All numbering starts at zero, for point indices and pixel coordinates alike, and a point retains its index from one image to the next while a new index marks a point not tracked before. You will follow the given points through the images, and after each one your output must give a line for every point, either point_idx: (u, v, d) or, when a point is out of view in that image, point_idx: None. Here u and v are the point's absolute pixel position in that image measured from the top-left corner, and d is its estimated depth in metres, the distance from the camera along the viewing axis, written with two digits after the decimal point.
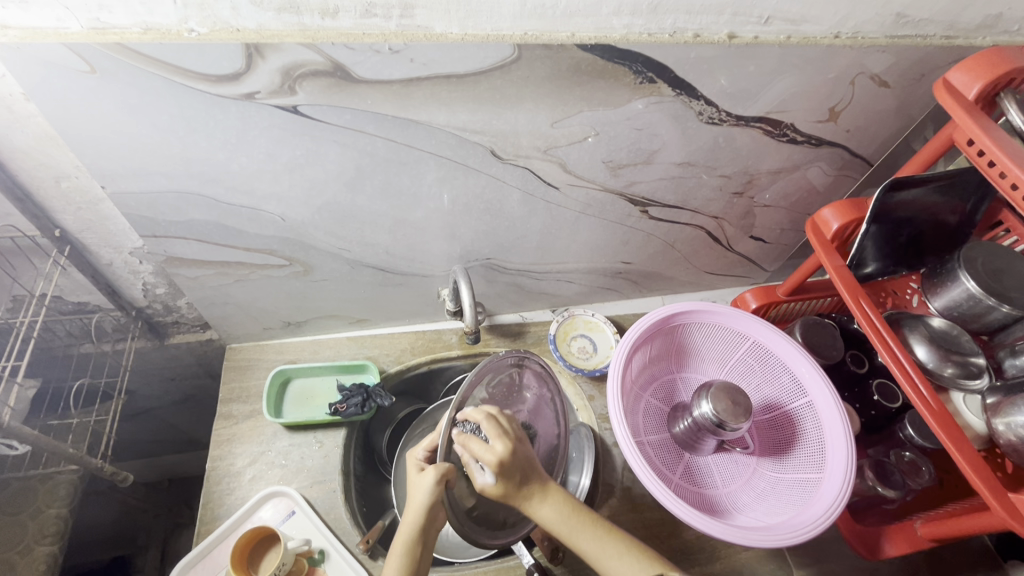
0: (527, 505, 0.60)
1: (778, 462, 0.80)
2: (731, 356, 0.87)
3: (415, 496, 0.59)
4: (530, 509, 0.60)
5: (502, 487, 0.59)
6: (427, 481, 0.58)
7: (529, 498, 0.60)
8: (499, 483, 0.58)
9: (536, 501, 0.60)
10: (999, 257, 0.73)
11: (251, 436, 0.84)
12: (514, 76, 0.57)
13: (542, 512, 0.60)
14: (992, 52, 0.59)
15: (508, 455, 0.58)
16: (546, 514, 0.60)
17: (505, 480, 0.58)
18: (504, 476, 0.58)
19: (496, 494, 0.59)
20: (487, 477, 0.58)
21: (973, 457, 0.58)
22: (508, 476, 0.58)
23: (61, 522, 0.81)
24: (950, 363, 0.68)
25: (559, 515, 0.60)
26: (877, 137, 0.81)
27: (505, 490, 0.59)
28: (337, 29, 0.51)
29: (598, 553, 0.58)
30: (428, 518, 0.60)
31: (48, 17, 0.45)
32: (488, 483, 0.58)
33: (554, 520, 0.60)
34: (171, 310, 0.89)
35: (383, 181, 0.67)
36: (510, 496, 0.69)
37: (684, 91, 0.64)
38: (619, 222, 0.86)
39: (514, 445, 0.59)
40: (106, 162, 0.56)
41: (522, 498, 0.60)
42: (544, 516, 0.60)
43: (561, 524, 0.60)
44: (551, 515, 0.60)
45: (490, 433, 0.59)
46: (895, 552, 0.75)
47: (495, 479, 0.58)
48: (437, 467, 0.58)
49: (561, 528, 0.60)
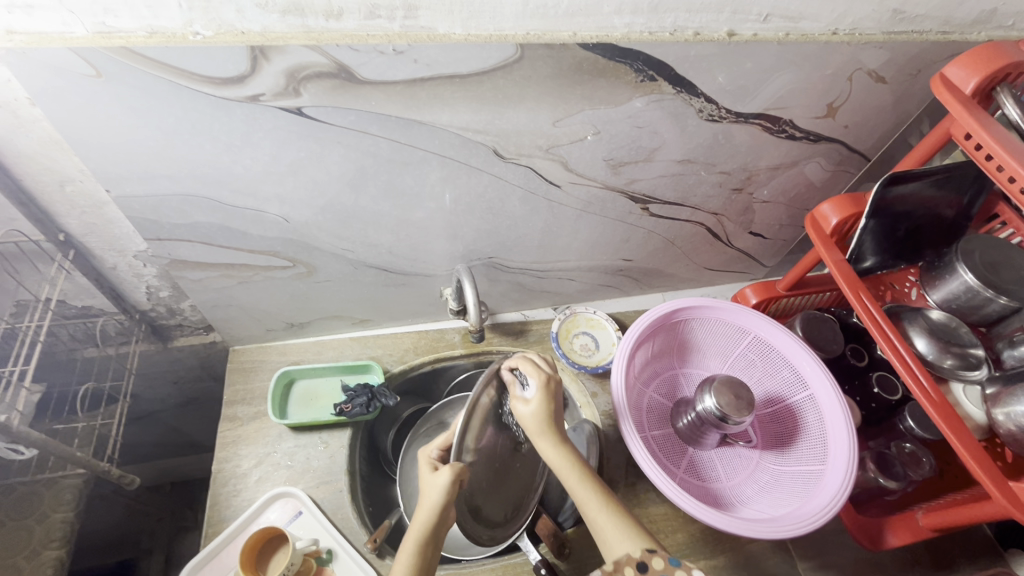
0: (545, 432, 0.64)
1: (781, 455, 0.81)
2: (732, 351, 0.88)
3: (428, 496, 0.60)
4: (544, 441, 0.64)
5: (540, 405, 0.65)
6: (443, 481, 0.60)
7: (552, 428, 0.65)
8: (540, 399, 0.65)
9: (557, 435, 0.65)
10: (996, 250, 0.73)
11: (256, 437, 0.85)
12: (516, 76, 0.58)
13: (551, 452, 0.64)
14: (987, 47, 0.60)
15: (552, 385, 0.67)
16: (557, 451, 0.64)
17: (545, 402, 0.65)
18: (546, 395, 0.65)
19: (532, 409, 0.64)
20: (535, 388, 0.65)
21: (973, 446, 0.59)
22: (550, 398, 0.65)
23: (68, 526, 0.81)
24: (949, 355, 0.69)
25: (567, 459, 0.64)
26: (874, 132, 0.82)
27: (541, 409, 0.65)
28: (342, 31, 0.51)
29: (593, 507, 0.61)
30: (440, 517, 0.60)
31: (53, 21, 0.45)
32: (530, 397, 0.65)
33: (559, 460, 0.64)
34: (174, 313, 0.89)
35: (386, 182, 0.68)
36: (505, 495, 0.75)
37: (684, 88, 0.65)
38: (619, 220, 0.87)
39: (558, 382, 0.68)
40: (111, 166, 0.57)
41: (549, 424, 0.65)
42: (552, 453, 0.64)
43: (565, 465, 0.64)
44: (559, 455, 0.64)
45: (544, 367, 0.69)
46: (897, 543, 0.76)
47: (538, 396, 0.65)
48: (453, 467, 0.61)
49: (563, 469, 0.64)
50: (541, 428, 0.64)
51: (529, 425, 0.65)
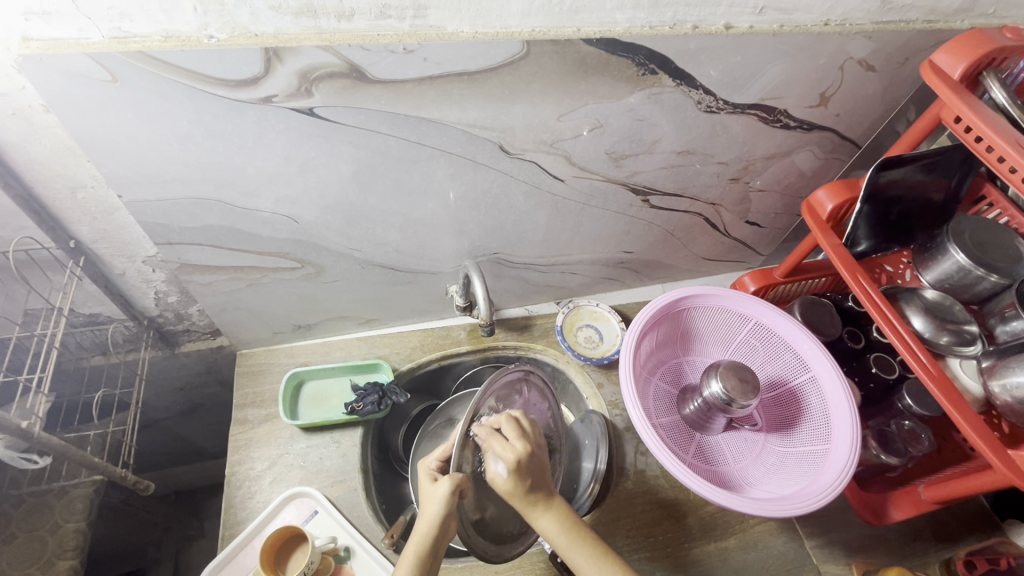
0: (531, 509, 0.62)
1: (786, 437, 0.83)
2: (734, 337, 0.90)
3: (428, 508, 0.61)
4: (533, 513, 0.62)
5: (514, 482, 0.61)
6: (441, 491, 0.61)
7: (535, 502, 0.62)
8: (512, 477, 0.61)
9: (542, 508, 0.62)
10: (985, 231, 0.76)
11: (269, 439, 0.85)
12: (522, 72, 0.59)
13: (543, 522, 0.62)
14: (973, 34, 0.63)
15: (525, 454, 0.62)
16: (547, 526, 0.62)
17: (519, 477, 0.61)
18: (518, 473, 0.61)
19: (506, 490, 0.61)
20: (503, 468, 0.61)
21: (972, 417, 0.61)
22: (523, 474, 0.62)
23: (81, 535, 0.81)
24: (945, 332, 0.72)
25: (559, 528, 0.62)
26: (865, 120, 0.84)
27: (518, 486, 0.61)
28: (352, 32, 0.52)
29: (593, 573, 0.60)
30: (442, 528, 0.61)
31: (70, 28, 0.46)
32: (503, 476, 0.61)
33: (551, 529, 0.62)
34: (182, 318, 0.89)
35: (394, 180, 0.69)
36: (515, 506, 0.74)
37: (684, 81, 0.67)
38: (621, 212, 0.89)
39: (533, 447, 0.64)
40: (126, 170, 0.57)
41: (529, 501, 0.62)
42: (546, 525, 0.62)
43: (562, 537, 0.62)
44: (552, 529, 0.62)
45: (510, 435, 0.63)
46: (901, 517, 0.79)
47: (510, 474, 0.61)
48: (452, 476, 0.61)
49: (558, 543, 0.61)
50: (521, 506, 0.62)
51: (513, 501, 0.62)
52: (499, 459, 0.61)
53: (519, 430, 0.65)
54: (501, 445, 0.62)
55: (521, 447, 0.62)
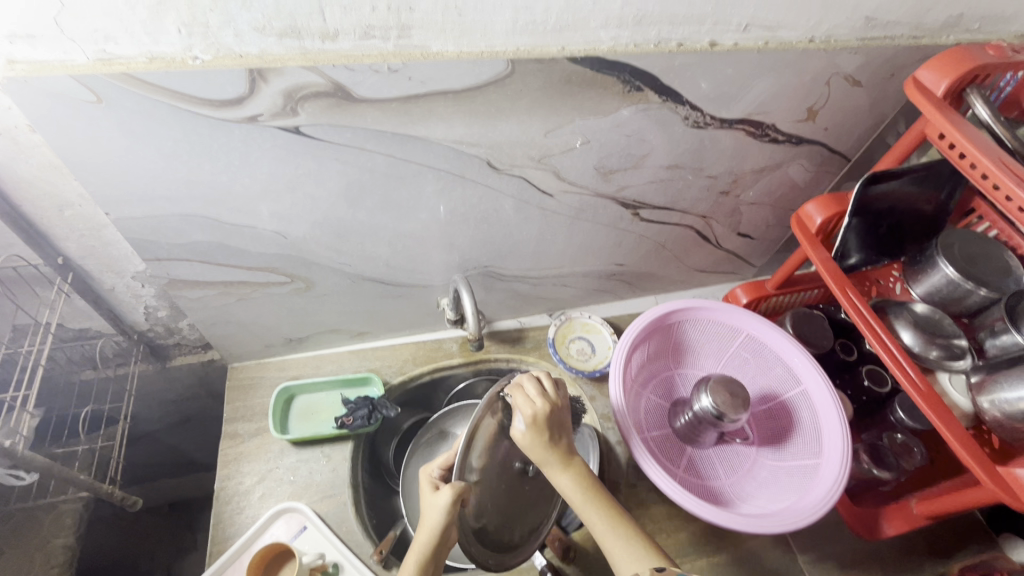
0: (552, 463, 0.64)
1: (777, 451, 0.82)
2: (726, 350, 0.90)
3: (429, 516, 0.61)
4: (553, 468, 0.64)
5: (533, 436, 0.63)
6: (442, 501, 0.60)
7: (555, 457, 0.64)
8: (531, 432, 0.63)
9: (560, 465, 0.64)
10: (973, 243, 0.76)
11: (258, 454, 0.85)
12: (507, 90, 0.60)
13: (562, 478, 0.65)
14: (956, 51, 0.63)
15: (545, 411, 0.64)
16: (566, 481, 0.64)
17: (538, 430, 0.63)
18: (537, 428, 0.63)
19: (525, 443, 0.63)
20: (522, 422, 0.63)
21: (960, 432, 0.61)
22: (543, 429, 0.63)
23: (70, 550, 0.83)
24: (934, 346, 0.72)
25: (577, 487, 0.64)
26: (853, 134, 0.85)
27: (537, 438, 0.63)
28: (337, 52, 0.52)
29: (605, 532, 0.63)
30: (442, 537, 0.61)
31: (55, 50, 0.46)
32: (524, 429, 0.63)
33: (570, 485, 0.64)
34: (173, 332, 0.89)
35: (382, 196, 0.69)
36: (515, 514, 0.71)
37: (670, 97, 0.67)
38: (611, 225, 0.89)
39: (555, 406, 0.65)
40: (112, 190, 0.57)
41: (549, 457, 0.64)
42: (565, 482, 0.64)
43: (579, 494, 0.64)
44: (571, 485, 0.64)
45: (534, 393, 0.65)
46: (893, 531, 0.78)
47: (529, 427, 0.63)
48: (453, 487, 0.60)
49: (576, 499, 0.64)
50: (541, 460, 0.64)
51: (534, 454, 0.64)
52: (519, 413, 0.64)
53: (543, 389, 0.66)
54: (524, 401, 0.64)
55: (549, 402, 0.65)
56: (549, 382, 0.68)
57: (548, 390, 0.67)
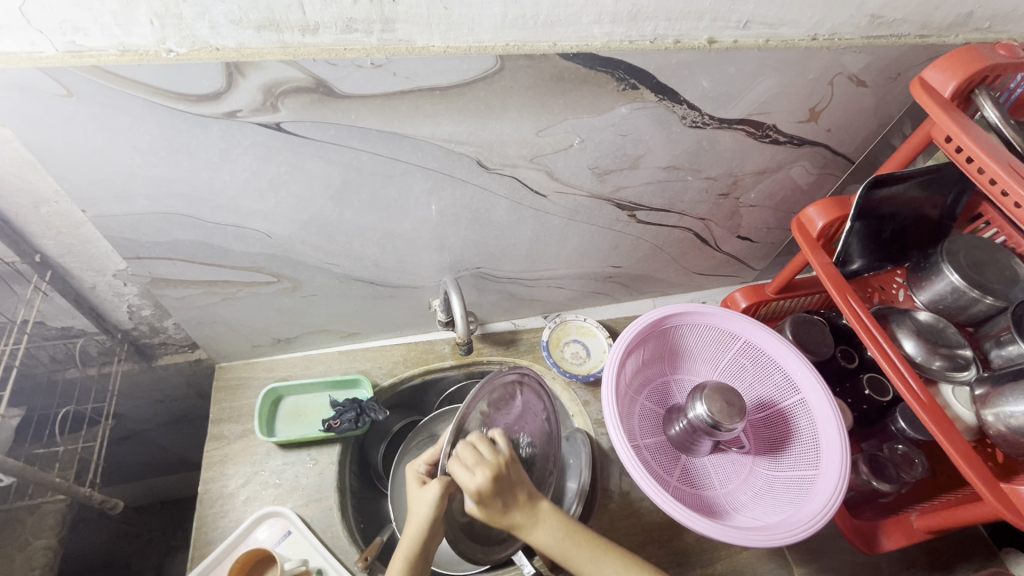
0: (514, 531, 0.59)
1: (774, 460, 0.80)
2: (723, 356, 0.87)
3: (417, 511, 0.59)
4: (523, 531, 0.59)
5: (486, 510, 0.57)
6: (431, 495, 0.58)
7: (521, 522, 0.58)
8: (482, 507, 0.57)
9: (529, 526, 0.58)
10: (979, 249, 0.74)
11: (244, 456, 0.83)
12: (497, 87, 0.57)
13: (537, 538, 0.59)
14: (966, 50, 0.61)
15: (490, 484, 0.56)
16: (540, 542, 0.58)
17: (488, 507, 0.57)
18: (487, 501, 0.56)
19: (483, 517, 0.58)
20: (469, 501, 0.56)
21: (962, 447, 0.58)
22: (496, 499, 0.57)
23: (50, 553, 0.82)
24: (938, 357, 0.70)
25: (554, 538, 0.59)
26: (857, 136, 0.82)
27: (492, 513, 0.57)
28: (318, 46, 0.50)
29: (597, 573, 0.58)
30: (432, 532, 0.59)
31: (22, 41, 0.44)
32: (474, 506, 0.57)
33: (549, 543, 0.59)
34: (158, 332, 0.90)
35: (369, 195, 0.67)
36: None
37: (667, 96, 0.65)
38: (607, 227, 0.87)
39: (499, 471, 0.57)
40: (88, 186, 0.56)
41: (512, 523, 0.58)
42: (539, 540, 0.58)
43: (559, 549, 0.58)
44: (546, 543, 0.58)
45: (470, 458, 0.56)
46: (892, 546, 0.76)
47: (478, 504, 0.57)
48: (440, 480, 0.58)
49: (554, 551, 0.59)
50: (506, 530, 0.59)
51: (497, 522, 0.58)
52: (463, 494, 0.56)
53: (482, 452, 0.58)
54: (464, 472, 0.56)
55: (495, 465, 0.57)
56: (485, 442, 0.59)
57: (491, 449, 0.58)
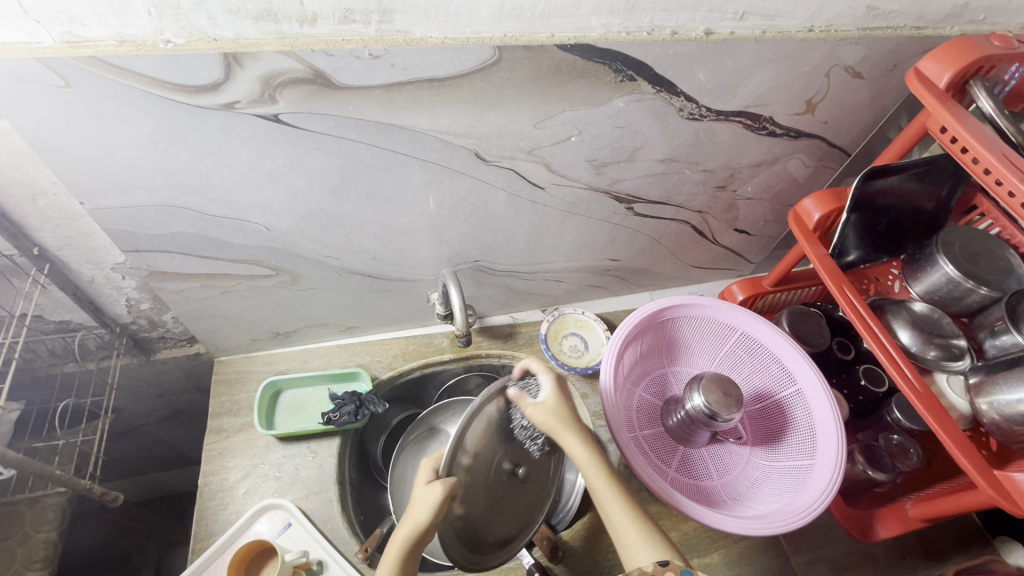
0: (562, 429, 0.63)
1: (771, 451, 0.81)
2: (720, 348, 0.88)
3: (415, 512, 0.56)
4: (567, 434, 0.63)
5: (554, 406, 0.64)
6: (431, 497, 0.56)
7: (574, 425, 0.63)
8: (556, 399, 0.64)
9: (576, 431, 0.63)
10: (974, 241, 0.75)
11: (244, 449, 0.83)
12: (494, 78, 0.58)
13: (575, 446, 0.62)
14: (960, 41, 0.61)
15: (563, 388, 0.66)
16: (576, 448, 0.62)
17: (560, 400, 0.64)
18: (560, 397, 0.64)
19: (548, 410, 0.63)
20: (548, 389, 0.64)
21: (956, 434, 0.59)
22: (564, 394, 0.65)
23: (51, 545, 0.82)
24: (932, 347, 0.70)
25: (592, 456, 0.62)
26: (854, 127, 0.82)
27: (559, 408, 0.64)
28: (316, 36, 0.50)
29: (616, 511, 0.59)
30: (422, 535, 0.57)
31: (20, 31, 0.44)
32: (546, 397, 0.64)
33: (584, 454, 0.62)
34: (156, 325, 0.90)
35: (367, 187, 0.67)
36: (515, 511, 0.69)
37: (664, 88, 0.65)
38: (605, 220, 0.87)
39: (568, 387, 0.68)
40: (87, 178, 0.56)
41: (569, 422, 0.63)
42: (578, 448, 0.62)
43: (589, 464, 0.62)
44: (580, 452, 0.62)
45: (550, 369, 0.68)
46: (887, 534, 0.77)
47: (554, 394, 0.64)
48: (442, 485, 0.56)
49: (587, 466, 0.62)
50: (559, 426, 0.63)
51: (551, 422, 0.63)
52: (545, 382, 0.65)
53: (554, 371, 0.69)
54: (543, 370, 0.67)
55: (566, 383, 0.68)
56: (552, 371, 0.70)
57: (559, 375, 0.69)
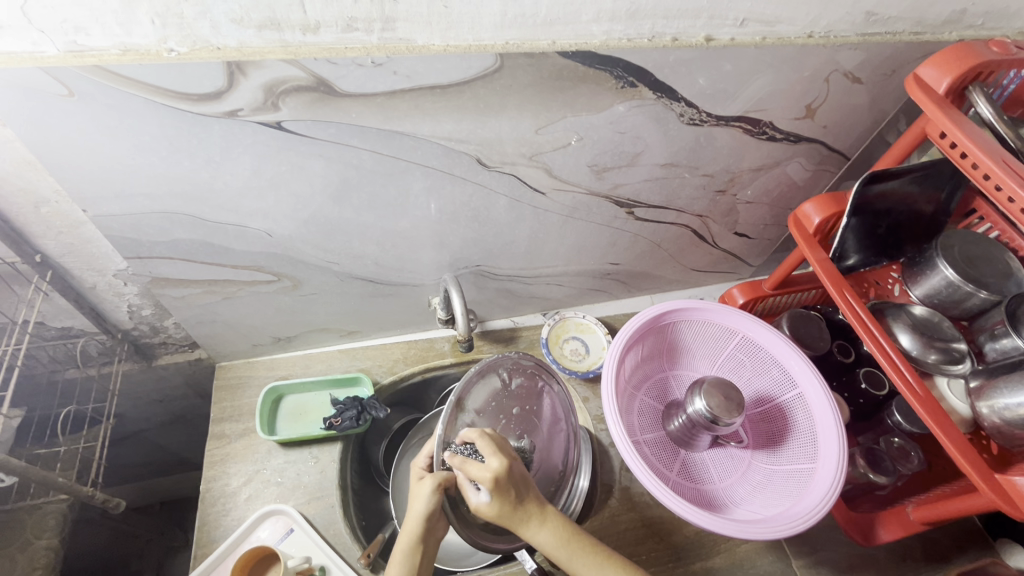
0: (519, 528, 0.59)
1: (773, 454, 0.81)
2: (720, 352, 0.88)
3: (414, 506, 0.58)
4: (526, 529, 0.60)
5: (499, 507, 0.57)
6: (425, 490, 0.57)
7: (528, 517, 0.59)
8: (496, 502, 0.57)
9: (534, 523, 0.60)
10: (974, 244, 0.75)
11: (245, 454, 0.83)
12: (496, 85, 0.58)
13: (538, 536, 0.60)
14: (959, 47, 0.62)
15: (501, 482, 0.56)
16: (540, 540, 0.60)
17: (501, 500, 0.57)
18: (501, 498, 0.57)
19: (493, 515, 0.57)
20: (486, 494, 0.56)
21: (958, 438, 0.59)
22: (504, 494, 0.57)
23: (51, 553, 0.82)
24: (932, 350, 0.71)
25: (558, 541, 0.60)
26: (853, 132, 0.83)
27: (504, 508, 0.57)
28: (319, 44, 0.50)
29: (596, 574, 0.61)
30: (427, 526, 0.59)
31: (23, 41, 0.44)
32: (486, 500, 0.57)
33: (549, 541, 0.60)
34: (157, 331, 0.90)
35: (369, 193, 0.67)
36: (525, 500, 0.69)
37: (665, 93, 0.65)
38: (606, 224, 0.87)
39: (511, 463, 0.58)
40: (90, 186, 0.56)
41: (522, 518, 0.59)
42: (542, 539, 0.60)
43: (556, 545, 0.61)
44: (545, 541, 0.60)
45: (483, 450, 0.58)
46: (889, 538, 0.77)
47: (493, 498, 0.56)
48: (436, 476, 0.58)
49: (556, 553, 0.61)
50: (514, 526, 0.59)
51: (503, 523, 0.58)
52: (479, 484, 0.56)
53: (488, 448, 0.58)
54: (476, 467, 0.57)
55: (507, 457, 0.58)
56: (489, 436, 0.59)
57: (496, 445, 0.59)
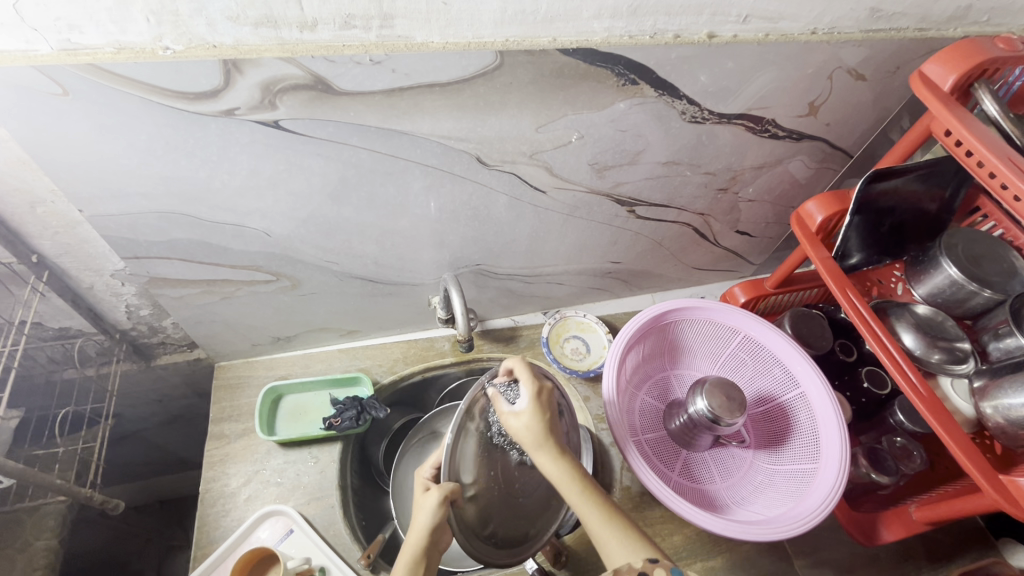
0: (541, 444, 0.59)
1: (775, 455, 0.80)
2: (722, 351, 0.88)
3: (418, 519, 0.57)
4: (544, 452, 0.59)
5: (532, 417, 0.59)
6: (431, 502, 0.56)
7: (552, 439, 0.60)
8: (532, 409, 0.59)
9: (555, 447, 0.60)
10: (977, 243, 0.74)
11: (245, 455, 0.83)
12: (496, 83, 0.57)
13: (551, 467, 0.59)
14: (965, 44, 0.61)
15: (539, 398, 0.61)
16: (552, 467, 0.59)
17: (537, 411, 0.59)
18: (538, 405, 0.60)
19: (524, 422, 0.59)
20: (526, 399, 0.60)
21: (962, 439, 0.58)
22: (543, 408, 0.60)
23: (51, 553, 0.83)
24: (936, 350, 0.70)
25: (570, 473, 0.59)
26: (857, 129, 0.82)
27: (536, 420, 0.59)
28: (316, 42, 0.50)
29: (597, 521, 0.58)
30: (432, 538, 0.58)
31: (16, 39, 0.44)
32: (521, 408, 0.59)
33: (559, 472, 0.59)
34: (156, 331, 0.90)
35: (368, 193, 0.66)
36: (530, 509, 0.67)
37: (667, 91, 0.65)
38: (607, 222, 0.87)
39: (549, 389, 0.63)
40: (86, 186, 0.55)
41: (547, 436, 0.59)
42: (550, 469, 0.59)
43: (567, 480, 0.59)
44: (557, 470, 0.59)
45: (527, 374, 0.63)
46: (891, 538, 0.77)
47: (530, 404, 0.59)
48: (442, 488, 0.56)
49: (562, 485, 0.59)
50: (539, 441, 0.59)
51: (525, 440, 0.59)
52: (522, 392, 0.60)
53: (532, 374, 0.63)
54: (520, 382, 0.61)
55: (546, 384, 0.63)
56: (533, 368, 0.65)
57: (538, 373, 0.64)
